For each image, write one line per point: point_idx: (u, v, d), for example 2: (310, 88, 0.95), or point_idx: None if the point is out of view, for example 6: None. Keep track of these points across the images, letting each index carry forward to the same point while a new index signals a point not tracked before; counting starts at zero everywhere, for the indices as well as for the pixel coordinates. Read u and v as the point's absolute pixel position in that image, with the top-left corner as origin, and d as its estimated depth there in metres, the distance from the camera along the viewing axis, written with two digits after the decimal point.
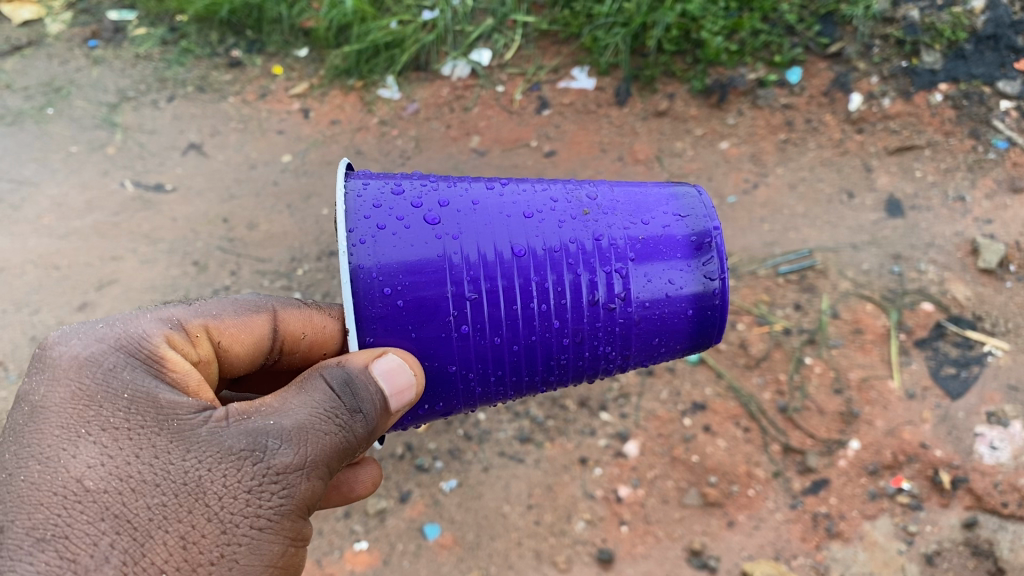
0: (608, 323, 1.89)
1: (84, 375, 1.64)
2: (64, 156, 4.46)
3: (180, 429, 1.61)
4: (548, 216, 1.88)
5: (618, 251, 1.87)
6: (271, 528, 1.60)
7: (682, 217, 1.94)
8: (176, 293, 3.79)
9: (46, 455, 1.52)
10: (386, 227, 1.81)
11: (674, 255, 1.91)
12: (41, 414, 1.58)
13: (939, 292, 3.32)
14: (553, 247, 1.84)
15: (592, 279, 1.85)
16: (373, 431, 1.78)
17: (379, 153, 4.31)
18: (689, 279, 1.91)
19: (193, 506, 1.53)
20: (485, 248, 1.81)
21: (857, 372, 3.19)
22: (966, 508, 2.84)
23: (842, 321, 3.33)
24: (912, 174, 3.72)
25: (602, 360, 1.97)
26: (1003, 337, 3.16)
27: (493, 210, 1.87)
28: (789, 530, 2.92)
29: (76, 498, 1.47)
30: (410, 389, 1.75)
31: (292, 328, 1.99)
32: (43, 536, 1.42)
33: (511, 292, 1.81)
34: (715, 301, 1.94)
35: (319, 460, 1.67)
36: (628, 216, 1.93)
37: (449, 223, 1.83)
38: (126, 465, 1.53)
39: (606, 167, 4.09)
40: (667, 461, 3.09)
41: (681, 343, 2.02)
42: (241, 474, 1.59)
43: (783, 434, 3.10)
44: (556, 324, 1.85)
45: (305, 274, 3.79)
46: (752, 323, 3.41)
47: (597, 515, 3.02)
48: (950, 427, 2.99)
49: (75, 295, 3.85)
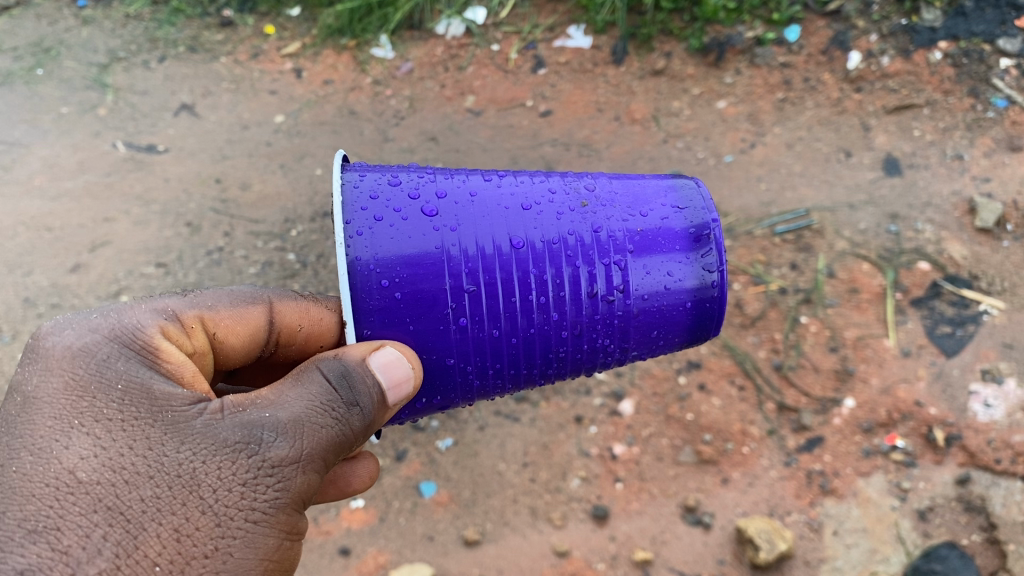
0: (606, 315, 1.83)
1: (77, 366, 1.58)
2: (54, 117, 4.41)
3: (175, 420, 1.55)
4: (547, 208, 1.83)
5: (617, 244, 1.83)
6: (266, 521, 1.54)
7: (680, 209, 1.91)
8: (170, 254, 3.76)
9: (39, 445, 1.47)
10: (383, 220, 1.75)
11: (673, 247, 1.87)
12: (34, 405, 1.53)
13: (935, 251, 3.31)
14: (551, 239, 1.78)
15: (591, 271, 1.79)
16: (372, 424, 1.72)
17: (373, 113, 4.26)
18: (688, 272, 1.87)
19: (185, 498, 1.47)
20: (484, 241, 1.75)
21: (852, 331, 3.19)
22: (959, 465, 2.85)
23: (838, 280, 3.32)
24: (910, 133, 3.69)
25: (600, 353, 1.92)
26: (999, 296, 3.16)
27: (491, 203, 1.82)
28: (783, 487, 2.92)
29: (69, 490, 1.42)
30: (407, 382, 1.68)
31: (288, 320, 1.94)
32: (34, 528, 1.38)
33: (510, 284, 1.75)
34: (713, 292, 1.91)
35: (313, 454, 1.60)
36: (625, 209, 1.89)
37: (447, 215, 1.77)
38: (119, 456, 1.48)
39: (602, 128, 4.06)
40: (661, 420, 3.10)
41: (678, 336, 1.97)
42: (236, 466, 1.53)
43: (778, 393, 3.10)
44: (554, 316, 1.79)
45: (298, 235, 3.76)
46: (748, 282, 3.40)
47: (592, 472, 3.02)
48: (944, 385, 2.99)
49: (68, 256, 3.81)
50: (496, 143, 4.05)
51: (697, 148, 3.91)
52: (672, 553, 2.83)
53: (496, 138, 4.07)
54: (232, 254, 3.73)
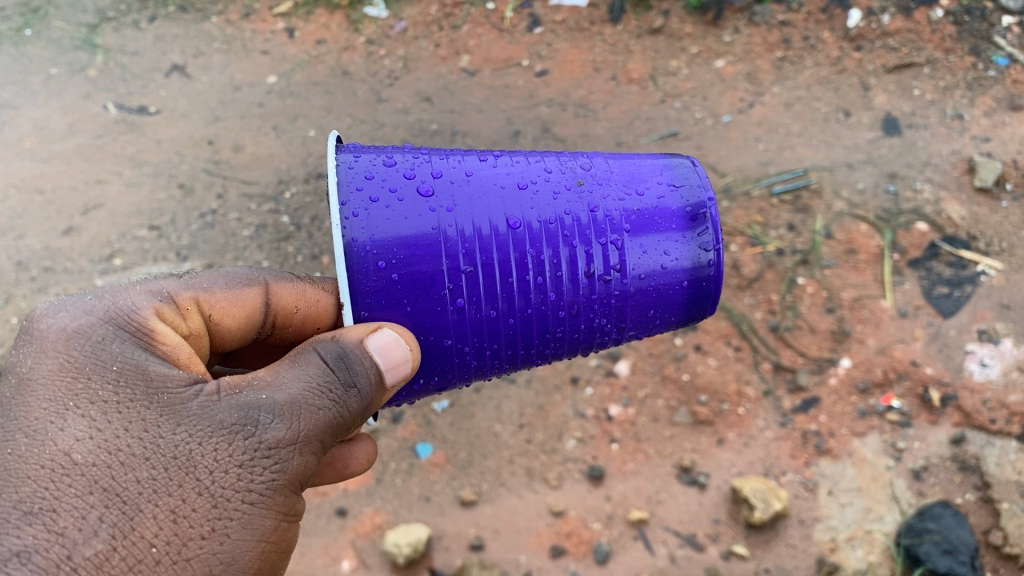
0: (603, 295, 1.76)
1: (72, 349, 1.51)
2: (43, 78, 4.35)
3: (170, 402, 1.48)
4: (543, 187, 1.75)
5: (613, 223, 1.75)
6: (263, 503, 1.48)
7: (677, 188, 1.82)
8: (163, 216, 3.72)
9: (32, 427, 1.40)
10: (379, 200, 1.66)
11: (670, 226, 1.79)
12: (28, 387, 1.46)
13: (934, 211, 3.29)
14: (548, 219, 1.71)
15: (587, 252, 1.72)
16: (368, 406, 1.65)
17: (367, 74, 4.20)
18: (685, 251, 1.79)
19: (183, 480, 1.41)
20: (480, 221, 1.67)
21: (849, 292, 3.17)
22: (954, 425, 2.85)
23: (836, 241, 3.30)
24: (910, 92, 3.65)
25: (598, 333, 1.84)
26: (997, 256, 3.14)
27: (487, 182, 1.73)
28: (778, 447, 2.92)
29: (64, 472, 1.35)
30: (406, 362, 1.61)
31: (284, 301, 1.86)
32: (30, 509, 1.32)
33: (506, 266, 1.67)
34: (710, 271, 1.82)
35: (310, 435, 1.55)
36: (622, 187, 1.80)
37: (443, 195, 1.69)
38: (116, 438, 1.41)
39: (599, 87, 4.01)
40: (657, 381, 3.10)
41: (675, 315, 1.89)
42: (232, 448, 1.47)
43: (774, 353, 3.10)
44: (551, 296, 1.71)
45: (292, 197, 3.73)
46: (745, 243, 3.37)
47: (588, 433, 3.03)
48: (941, 345, 2.99)
49: (60, 219, 3.77)
50: (491, 104, 4.00)
51: (695, 108, 3.86)
52: (667, 512, 2.84)
53: (491, 98, 4.02)
54: (225, 216, 3.69)
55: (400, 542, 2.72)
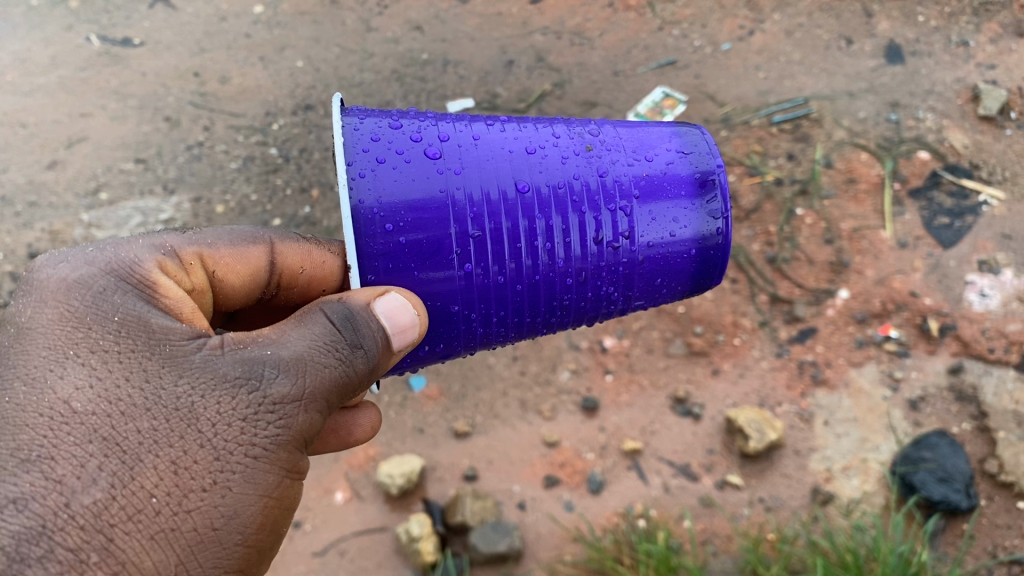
0: (612, 263, 1.57)
1: (72, 298, 1.35)
2: (24, 10, 4.24)
3: (173, 353, 1.32)
4: (551, 150, 1.56)
5: (623, 189, 1.56)
6: (269, 461, 1.32)
7: (686, 154, 1.64)
8: (149, 149, 3.64)
9: (29, 374, 1.25)
10: (386, 161, 1.47)
11: (678, 193, 1.61)
12: (26, 335, 1.30)
13: (936, 140, 3.22)
14: (557, 183, 1.52)
15: (597, 218, 1.53)
16: (375, 371, 1.47)
17: (356, 2, 4.09)
18: (693, 219, 1.62)
19: (184, 432, 1.25)
20: (488, 185, 1.49)
21: (848, 223, 3.11)
22: (952, 355, 2.82)
23: (836, 171, 3.23)
24: (914, 18, 3.56)
25: (603, 302, 1.64)
26: (999, 186, 3.08)
27: (494, 144, 1.54)
28: (774, 377, 2.89)
29: (62, 421, 1.20)
30: (414, 327, 1.44)
31: (289, 261, 1.63)
32: (28, 457, 1.17)
33: (516, 232, 1.48)
34: (717, 240, 1.65)
35: (317, 390, 1.38)
36: (631, 152, 1.62)
37: (450, 156, 1.50)
38: (116, 387, 1.26)
39: (595, 15, 3.89)
40: (652, 313, 3.06)
41: (681, 286, 1.71)
42: (236, 401, 1.31)
43: (771, 285, 3.06)
44: (561, 262, 1.53)
45: (280, 129, 3.65)
46: (744, 174, 3.31)
47: (582, 365, 3.00)
48: (940, 276, 2.94)
49: (45, 153, 3.68)
50: (484, 32, 3.90)
51: (694, 35, 3.76)
52: (661, 443, 2.82)
53: (484, 26, 3.92)
54: (212, 149, 3.62)
55: (393, 472, 2.69)
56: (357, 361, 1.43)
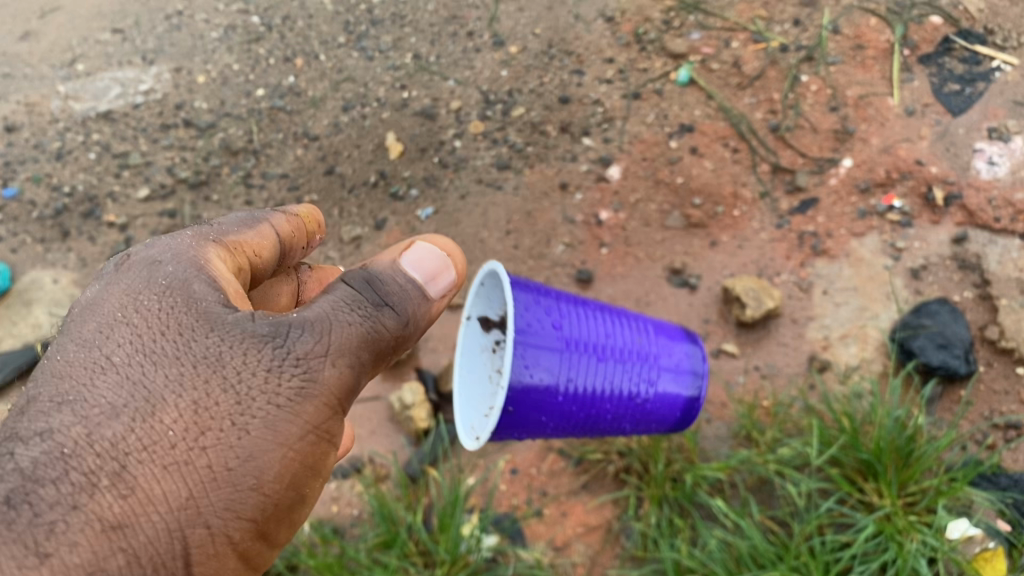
0: (635, 411, 1.99)
1: (129, 271, 1.36)
2: None
3: (207, 308, 1.29)
4: (620, 334, 1.92)
5: (657, 367, 2.00)
6: (293, 410, 1.25)
7: (693, 364, 2.06)
8: (126, 19, 3.49)
9: (78, 336, 1.28)
10: (533, 331, 1.76)
11: (681, 374, 2.05)
12: (83, 305, 1.33)
13: (948, 5, 3.07)
14: (624, 359, 1.92)
15: (638, 385, 1.96)
16: (410, 331, 1.39)
17: None
18: (686, 385, 2.05)
19: (206, 377, 1.24)
20: (581, 354, 1.82)
21: (854, 90, 2.98)
22: (956, 224, 2.74)
23: (843, 37, 3.07)
24: None
25: (612, 432, 2.03)
26: (1013, 51, 2.94)
27: (589, 320, 1.87)
28: (774, 249, 2.83)
29: (98, 371, 1.23)
30: (446, 271, 1.44)
31: (286, 231, 1.55)
32: (61, 399, 1.20)
33: (591, 395, 1.87)
34: (700, 395, 2.07)
35: (344, 348, 1.29)
36: (664, 347, 2.03)
37: (569, 330, 1.81)
38: (151, 341, 1.26)
39: None
40: (650, 185, 2.94)
41: (658, 431, 2.10)
42: (261, 354, 1.26)
43: (773, 154, 2.95)
44: (609, 413, 1.94)
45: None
46: (747, 40, 3.15)
47: (577, 239, 2.91)
48: (948, 144, 2.82)
49: (18, 25, 3.55)
50: None
51: None
52: (656, 314, 2.77)
53: None
54: (191, 18, 3.45)
55: None
56: (387, 316, 1.35)
